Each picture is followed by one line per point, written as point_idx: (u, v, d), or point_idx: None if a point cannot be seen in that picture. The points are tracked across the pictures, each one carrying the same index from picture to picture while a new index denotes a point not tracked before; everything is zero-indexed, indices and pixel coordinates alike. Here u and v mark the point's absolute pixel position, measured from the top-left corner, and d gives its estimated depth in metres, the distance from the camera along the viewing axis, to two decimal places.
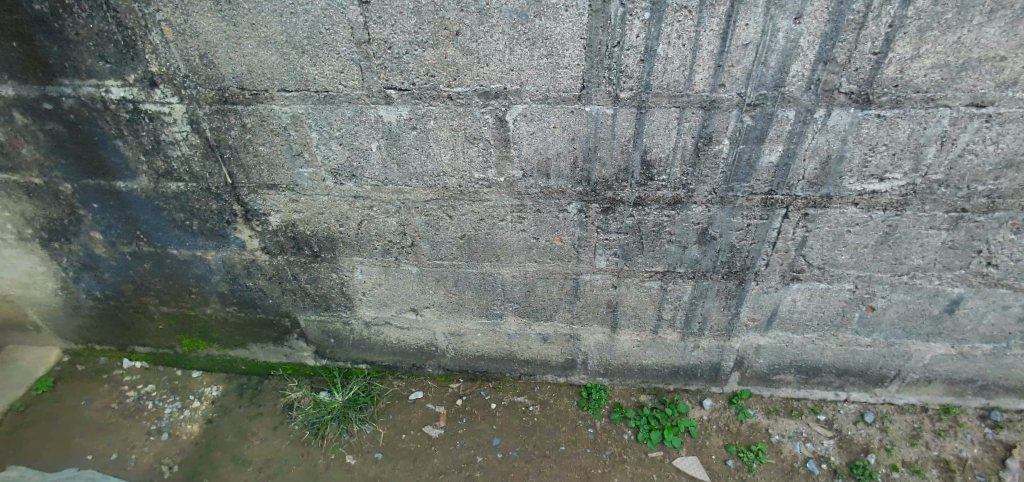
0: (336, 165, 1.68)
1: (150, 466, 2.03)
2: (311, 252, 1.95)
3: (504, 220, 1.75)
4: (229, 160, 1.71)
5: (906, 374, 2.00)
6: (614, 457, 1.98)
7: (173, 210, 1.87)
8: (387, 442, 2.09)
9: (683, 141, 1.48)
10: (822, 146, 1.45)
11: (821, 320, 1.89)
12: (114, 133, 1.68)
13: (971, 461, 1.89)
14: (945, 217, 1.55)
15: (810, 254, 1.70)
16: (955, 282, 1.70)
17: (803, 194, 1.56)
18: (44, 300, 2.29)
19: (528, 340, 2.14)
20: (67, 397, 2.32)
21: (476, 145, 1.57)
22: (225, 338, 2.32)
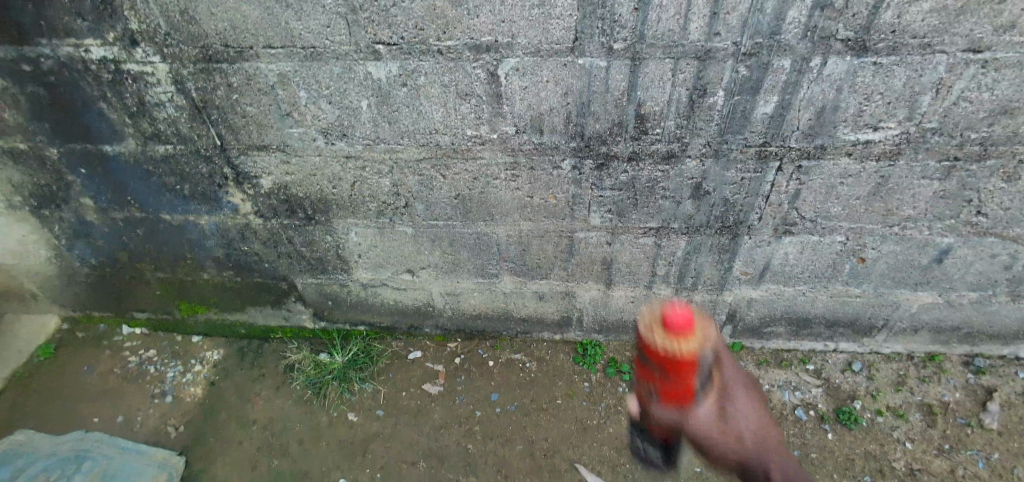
0: (326, 124, 1.65)
1: (158, 427, 2.09)
2: (305, 215, 1.94)
3: (498, 178, 1.74)
4: (217, 121, 1.67)
5: (894, 323, 2.05)
6: (609, 409, 2.05)
7: (163, 175, 1.85)
8: (389, 399, 2.14)
9: (678, 93, 1.46)
10: (817, 95, 1.43)
11: (813, 272, 1.92)
12: (97, 96, 1.64)
13: (953, 405, 1.96)
14: (937, 166, 1.55)
15: (803, 206, 1.71)
16: (945, 231, 1.72)
17: (798, 146, 1.56)
18: (39, 269, 2.29)
19: (525, 299, 2.16)
20: (71, 364, 2.35)
21: (468, 101, 1.54)
22: (223, 302, 2.33)
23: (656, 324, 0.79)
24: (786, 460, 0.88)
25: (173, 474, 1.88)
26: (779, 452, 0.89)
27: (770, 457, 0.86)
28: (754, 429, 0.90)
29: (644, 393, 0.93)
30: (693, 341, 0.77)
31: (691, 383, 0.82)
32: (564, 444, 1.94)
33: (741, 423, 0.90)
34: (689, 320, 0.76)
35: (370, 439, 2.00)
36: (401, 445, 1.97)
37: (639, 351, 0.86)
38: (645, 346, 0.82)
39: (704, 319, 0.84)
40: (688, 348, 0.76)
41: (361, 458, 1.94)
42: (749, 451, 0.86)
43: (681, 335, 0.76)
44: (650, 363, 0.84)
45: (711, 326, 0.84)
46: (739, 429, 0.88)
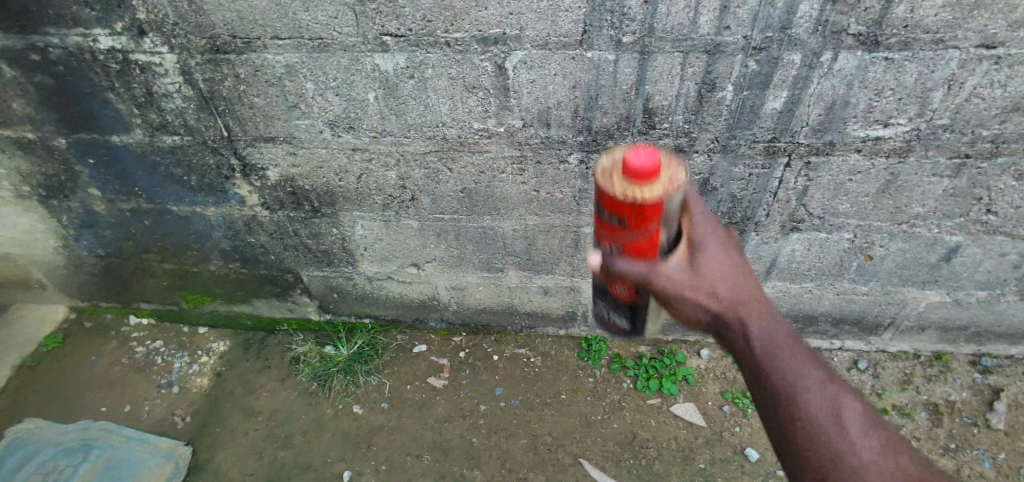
0: (333, 116, 1.65)
1: (164, 417, 2.10)
2: (312, 207, 1.94)
3: (505, 172, 1.74)
4: (225, 113, 1.68)
5: (901, 322, 2.05)
6: (614, 404, 2.05)
7: (170, 166, 1.85)
8: (393, 392, 2.14)
9: (686, 87, 1.45)
10: (827, 91, 1.41)
11: (820, 269, 1.91)
12: (105, 86, 1.64)
13: (960, 404, 1.96)
14: (947, 163, 1.54)
15: (811, 203, 1.71)
16: (954, 230, 1.71)
17: (807, 142, 1.55)
18: (47, 259, 2.30)
19: (530, 293, 2.16)
20: (78, 353, 2.37)
21: (476, 94, 1.53)
22: (229, 294, 2.34)
23: (623, 174, 0.84)
24: (766, 313, 0.84)
25: (178, 464, 1.91)
26: (757, 303, 0.85)
27: (744, 311, 0.83)
28: (729, 282, 0.86)
29: (607, 250, 0.98)
30: (654, 186, 0.83)
31: (649, 229, 0.87)
32: (567, 439, 1.95)
33: (712, 277, 0.86)
34: (651, 167, 0.81)
35: (374, 431, 2.01)
36: (405, 438, 1.98)
37: (600, 209, 0.93)
38: (605, 199, 0.88)
39: (670, 166, 0.89)
40: (651, 193, 0.82)
41: (365, 450, 1.95)
42: (717, 304, 0.84)
43: (648, 180, 0.82)
44: (611, 215, 0.90)
45: (680, 172, 0.89)
46: (708, 286, 0.86)
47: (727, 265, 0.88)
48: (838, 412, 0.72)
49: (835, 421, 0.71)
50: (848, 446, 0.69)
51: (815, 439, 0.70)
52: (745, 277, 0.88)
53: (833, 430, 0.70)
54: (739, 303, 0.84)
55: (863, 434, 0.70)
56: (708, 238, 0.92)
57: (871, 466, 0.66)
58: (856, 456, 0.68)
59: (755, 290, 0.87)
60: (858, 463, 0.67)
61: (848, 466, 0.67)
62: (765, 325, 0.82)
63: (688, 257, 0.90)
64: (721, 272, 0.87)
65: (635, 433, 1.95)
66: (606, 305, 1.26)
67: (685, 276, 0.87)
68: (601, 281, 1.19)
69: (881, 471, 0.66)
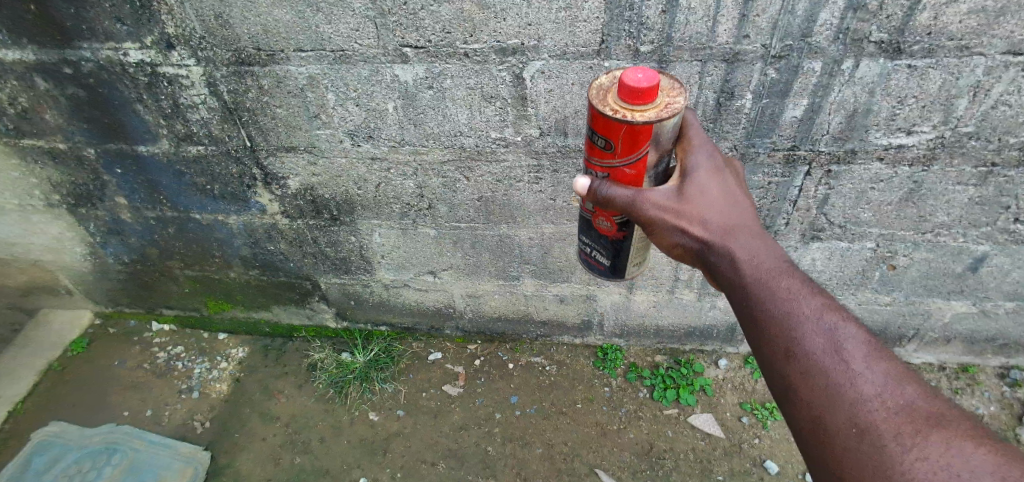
0: (353, 126, 1.67)
1: (184, 421, 2.14)
2: (331, 216, 1.97)
3: (521, 181, 1.74)
4: (248, 123, 1.71)
5: (925, 333, 2.01)
6: (630, 414, 2.03)
7: (194, 175, 1.90)
8: (409, 399, 2.15)
9: (704, 96, 1.45)
10: (849, 99, 1.40)
11: (841, 279, 1.89)
12: (134, 97, 1.69)
13: (987, 419, 1.94)
14: (974, 172, 1.51)
15: (832, 212, 1.68)
16: (981, 239, 1.67)
17: (827, 150, 1.53)
18: (73, 265, 2.36)
19: (545, 301, 2.16)
20: (102, 357, 2.42)
21: (494, 103, 1.55)
22: (249, 300, 2.37)
23: (620, 94, 0.90)
24: (755, 240, 0.96)
25: (198, 469, 1.94)
26: (747, 232, 0.97)
27: (732, 237, 0.96)
28: (721, 213, 0.98)
29: (592, 167, 1.05)
30: (646, 110, 0.90)
31: (636, 154, 0.95)
32: (583, 448, 1.93)
33: (705, 210, 0.97)
34: (645, 87, 0.88)
35: (390, 438, 2.01)
36: (420, 445, 1.98)
37: (590, 131, 1.00)
38: (597, 120, 0.94)
39: (666, 93, 0.96)
40: (642, 116, 0.89)
41: (382, 456, 1.96)
42: (706, 232, 0.97)
43: (642, 102, 0.89)
44: (600, 138, 0.97)
45: (677, 99, 0.95)
46: (701, 217, 0.97)
47: (718, 197, 0.99)
48: (824, 324, 0.84)
49: (821, 332, 0.83)
50: (833, 351, 0.81)
51: (804, 349, 0.82)
52: (735, 208, 0.99)
53: (819, 339, 0.82)
54: (729, 233, 0.96)
55: (849, 340, 0.82)
56: (700, 167, 1.00)
57: (856, 368, 0.79)
58: (841, 362, 0.80)
59: (744, 219, 0.99)
60: (844, 366, 0.79)
61: (836, 371, 0.79)
62: (755, 253, 0.94)
63: (678, 186, 0.99)
64: (713, 202, 0.98)
65: (652, 444, 1.93)
66: (589, 241, 1.34)
67: (677, 206, 0.97)
68: (586, 213, 1.27)
69: (861, 369, 0.79)
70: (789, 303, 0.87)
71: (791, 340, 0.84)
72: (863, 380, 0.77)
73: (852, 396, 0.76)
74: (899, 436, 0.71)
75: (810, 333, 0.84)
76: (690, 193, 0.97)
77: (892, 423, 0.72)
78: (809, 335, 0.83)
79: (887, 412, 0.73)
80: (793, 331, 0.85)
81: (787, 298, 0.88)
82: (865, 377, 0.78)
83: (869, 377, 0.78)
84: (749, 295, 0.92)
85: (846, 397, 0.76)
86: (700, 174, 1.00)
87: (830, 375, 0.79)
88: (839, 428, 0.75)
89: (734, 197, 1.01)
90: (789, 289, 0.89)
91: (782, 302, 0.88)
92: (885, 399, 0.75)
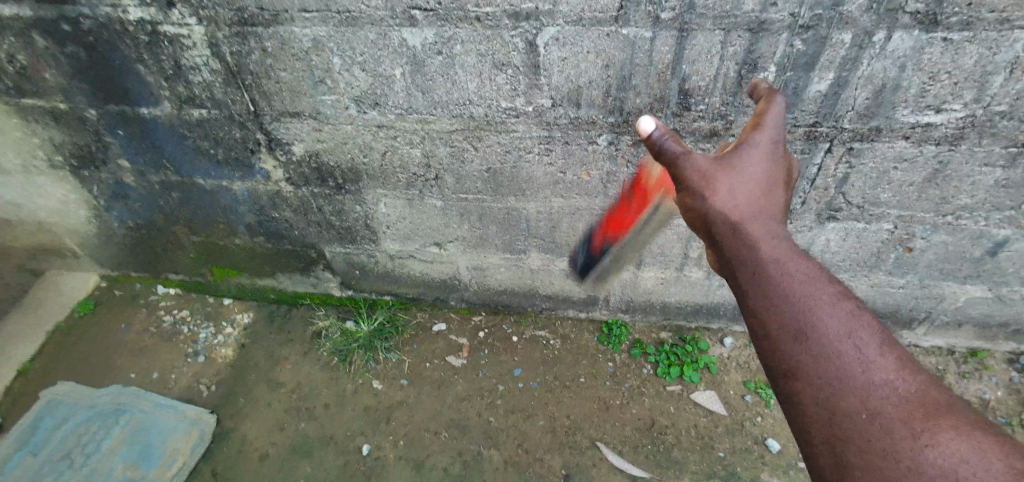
0: (359, 92, 1.62)
1: (190, 384, 2.17)
2: (336, 184, 1.94)
3: (531, 152, 1.69)
4: (252, 87, 1.66)
5: (937, 316, 1.99)
6: (633, 390, 2.04)
7: (197, 139, 1.86)
8: (412, 369, 2.17)
9: (725, 68, 1.38)
10: (878, 73, 1.33)
11: (855, 260, 1.85)
12: (134, 57, 1.64)
13: (994, 403, 1.93)
14: (1003, 153, 1.44)
15: (850, 191, 1.63)
16: (1003, 224, 1.62)
17: (851, 127, 1.47)
18: (79, 228, 2.36)
19: (551, 275, 2.15)
20: (109, 319, 2.45)
21: (505, 71, 1.48)
22: (253, 268, 2.38)
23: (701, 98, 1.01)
24: (778, 229, 0.96)
25: (204, 431, 1.98)
26: (771, 219, 0.97)
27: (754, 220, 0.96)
28: (753, 196, 0.97)
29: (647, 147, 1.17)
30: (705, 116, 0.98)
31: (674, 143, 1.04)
32: (585, 422, 1.95)
33: (737, 190, 0.97)
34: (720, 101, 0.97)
35: (394, 407, 2.04)
36: (423, 415, 2.01)
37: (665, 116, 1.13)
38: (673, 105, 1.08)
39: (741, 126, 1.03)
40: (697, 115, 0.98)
41: (385, 425, 1.98)
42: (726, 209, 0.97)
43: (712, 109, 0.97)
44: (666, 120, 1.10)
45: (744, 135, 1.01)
46: (733, 196, 0.96)
47: (760, 182, 0.97)
48: (839, 312, 0.85)
49: (837, 319, 0.84)
50: (846, 336, 0.82)
51: (818, 331, 0.83)
52: (771, 194, 0.98)
53: (834, 325, 0.83)
54: (757, 216, 0.96)
55: (861, 330, 0.83)
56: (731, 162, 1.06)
57: (867, 353, 0.80)
58: (854, 348, 0.81)
59: (773, 208, 0.98)
60: (856, 352, 0.81)
61: (849, 355, 0.80)
62: (777, 240, 0.94)
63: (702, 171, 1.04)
64: (749, 184, 0.97)
65: (654, 419, 1.94)
66: None
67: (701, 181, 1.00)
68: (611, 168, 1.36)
69: (873, 355, 0.80)
70: (807, 290, 0.88)
71: (808, 324, 0.85)
72: (875, 365, 0.79)
73: (862, 381, 0.77)
74: (908, 421, 0.71)
75: (827, 317, 0.84)
76: (729, 169, 0.97)
77: (899, 408, 0.73)
78: (825, 321, 0.84)
79: (895, 396, 0.74)
80: (807, 314, 0.85)
81: (805, 283, 0.89)
82: (875, 363, 0.79)
83: (878, 365, 0.79)
84: (764, 276, 0.91)
85: (855, 381, 0.78)
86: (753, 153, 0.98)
87: (843, 360, 0.80)
88: (848, 409, 0.75)
89: (775, 185, 0.98)
90: (807, 276, 0.90)
91: (801, 288, 0.88)
92: (895, 385, 0.76)
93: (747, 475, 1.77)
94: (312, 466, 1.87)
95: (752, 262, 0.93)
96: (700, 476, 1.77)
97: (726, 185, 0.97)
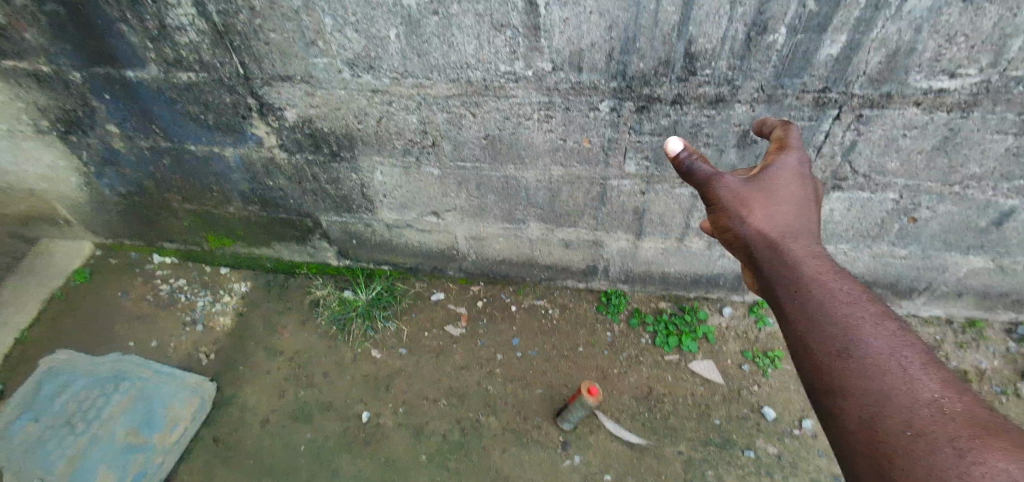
0: (352, 55, 1.55)
1: (190, 353, 2.18)
2: (331, 151, 1.89)
3: (531, 119, 1.64)
4: (240, 48, 1.59)
5: (938, 286, 1.98)
6: (631, 359, 2.06)
7: (186, 103, 1.80)
8: (411, 339, 2.18)
9: (734, 29, 1.31)
10: (893, 35, 1.26)
11: (858, 230, 1.83)
12: (117, 16, 1.57)
13: (989, 373, 1.95)
14: (1016, 120, 1.39)
15: (857, 160, 1.59)
16: (1011, 193, 1.59)
17: (861, 93, 1.41)
18: (71, 196, 2.33)
19: (550, 246, 2.13)
20: (106, 288, 2.45)
21: (504, 33, 1.42)
22: (249, 237, 2.36)
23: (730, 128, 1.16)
24: (816, 249, 1.03)
25: (205, 399, 2.00)
26: (808, 241, 1.05)
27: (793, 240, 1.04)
28: (788, 218, 1.06)
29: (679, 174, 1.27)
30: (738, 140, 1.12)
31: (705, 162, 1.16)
32: None
33: (773, 211, 1.06)
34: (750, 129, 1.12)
35: (393, 375, 2.06)
36: (422, 383, 2.03)
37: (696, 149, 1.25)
38: None
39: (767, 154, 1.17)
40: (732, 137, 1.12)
41: (385, 392, 2.01)
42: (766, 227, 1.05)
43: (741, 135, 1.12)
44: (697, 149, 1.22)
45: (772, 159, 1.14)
46: (768, 216, 1.06)
47: (793, 204, 1.08)
48: (882, 332, 0.89)
49: (880, 339, 0.88)
50: (889, 356, 0.86)
51: (861, 348, 0.87)
52: (804, 217, 1.08)
53: (877, 342, 0.87)
54: (793, 237, 1.05)
55: (905, 348, 0.87)
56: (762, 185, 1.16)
57: (913, 374, 0.83)
58: (898, 366, 0.84)
59: (807, 230, 1.07)
60: (901, 372, 0.83)
61: (893, 375, 0.83)
62: (816, 258, 1.01)
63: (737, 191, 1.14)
64: (784, 207, 1.07)
65: (651, 387, 1.97)
66: None
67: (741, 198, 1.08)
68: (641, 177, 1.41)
69: (919, 374, 0.82)
70: (849, 308, 0.93)
71: (850, 343, 0.88)
72: (920, 384, 0.81)
73: (909, 399, 0.79)
74: (955, 440, 0.71)
75: (869, 335, 0.89)
76: (764, 191, 1.08)
77: (949, 426, 0.73)
78: (868, 340, 0.88)
79: (942, 415, 0.75)
80: (850, 331, 0.90)
81: (846, 301, 0.94)
82: (921, 383, 0.81)
83: (924, 383, 0.81)
84: (807, 293, 0.96)
85: (902, 400, 0.79)
86: (784, 179, 1.10)
87: (887, 379, 0.83)
88: (893, 428, 0.77)
89: (806, 209, 1.08)
90: (848, 296, 0.95)
91: (842, 306, 0.93)
92: (941, 405, 0.77)
93: (742, 441, 1.80)
94: (313, 433, 1.90)
95: (795, 279, 0.99)
96: (695, 443, 1.80)
97: (762, 206, 1.07)
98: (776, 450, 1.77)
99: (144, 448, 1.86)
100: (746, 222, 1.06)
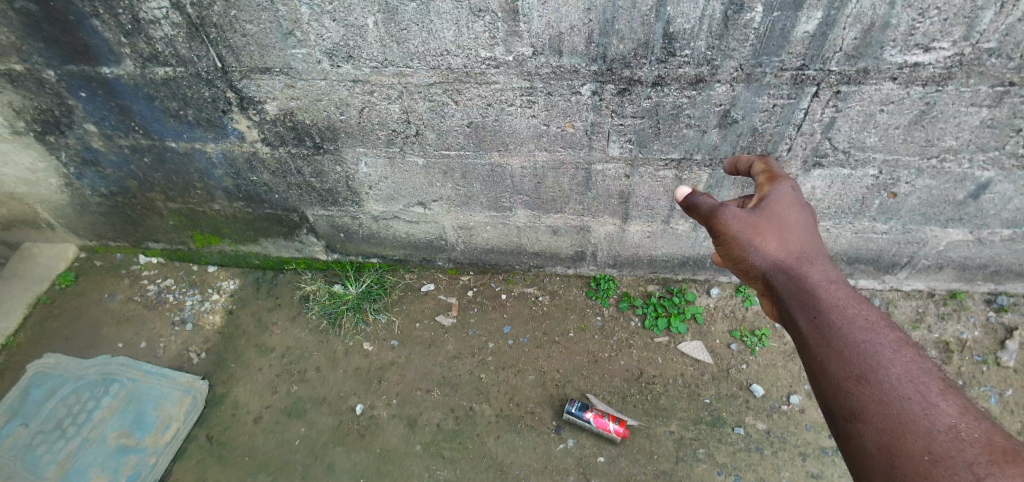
0: (331, 45, 1.54)
1: (179, 353, 2.17)
2: (314, 143, 1.88)
3: (513, 105, 1.64)
4: (217, 41, 1.58)
5: (919, 260, 2.02)
6: (621, 342, 2.07)
7: (165, 99, 1.78)
8: (402, 330, 2.18)
9: (712, 8, 1.31)
10: (867, 10, 1.27)
11: (839, 207, 1.86)
12: (89, 11, 1.54)
13: (971, 343, 1.99)
14: (989, 92, 1.41)
15: (837, 137, 1.61)
16: (986, 165, 1.61)
17: (838, 69, 1.41)
18: (52, 198, 2.30)
19: (538, 233, 2.14)
20: (92, 290, 2.42)
21: (482, 18, 1.41)
22: (235, 234, 2.34)
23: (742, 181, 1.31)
24: (831, 272, 1.03)
25: (196, 397, 1.99)
26: (824, 266, 1.05)
27: (806, 265, 1.05)
28: (799, 243, 1.08)
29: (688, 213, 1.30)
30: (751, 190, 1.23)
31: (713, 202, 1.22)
32: (574, 375, 1.98)
33: (784, 236, 1.09)
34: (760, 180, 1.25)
35: (385, 367, 2.06)
36: (415, 374, 2.03)
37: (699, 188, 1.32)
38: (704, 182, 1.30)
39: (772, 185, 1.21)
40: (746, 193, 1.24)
41: (378, 384, 2.01)
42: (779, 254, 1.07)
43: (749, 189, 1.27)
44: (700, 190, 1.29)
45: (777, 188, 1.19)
46: (779, 242, 1.08)
47: (801, 229, 1.10)
48: (900, 358, 0.87)
49: (898, 365, 0.86)
50: (907, 381, 0.83)
51: (880, 373, 0.85)
52: (815, 242, 1.09)
53: (896, 367, 0.85)
54: (807, 262, 1.05)
55: (925, 374, 0.84)
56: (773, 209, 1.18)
57: (931, 401, 0.79)
58: (917, 391, 0.82)
59: (819, 252, 1.08)
60: (920, 397, 0.80)
61: (910, 399, 0.81)
62: (832, 282, 1.01)
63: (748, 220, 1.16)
64: (793, 233, 1.09)
65: (642, 370, 1.98)
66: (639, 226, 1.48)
67: (749, 227, 1.11)
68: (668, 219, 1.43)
69: (936, 400, 0.80)
70: (867, 334, 0.91)
71: (867, 366, 0.87)
72: (938, 409, 0.78)
73: (926, 422, 0.76)
74: (974, 465, 0.68)
75: (887, 360, 0.87)
76: (770, 217, 1.11)
77: (965, 452, 0.70)
78: (886, 365, 0.86)
79: (962, 441, 0.72)
80: (868, 356, 0.88)
81: (864, 327, 0.92)
82: (938, 408, 0.78)
83: (941, 408, 0.78)
84: (824, 319, 0.95)
85: (918, 424, 0.77)
86: (787, 206, 1.13)
87: (905, 404, 0.80)
88: (912, 452, 0.73)
89: (814, 232, 1.11)
90: (866, 322, 0.93)
91: (860, 332, 0.92)
92: (959, 430, 0.74)
93: (732, 419, 1.82)
94: (306, 427, 1.90)
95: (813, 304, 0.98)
96: (687, 421, 1.83)
97: (772, 233, 1.09)
98: (765, 426, 1.80)
99: (136, 450, 1.85)
100: (758, 251, 1.08)
